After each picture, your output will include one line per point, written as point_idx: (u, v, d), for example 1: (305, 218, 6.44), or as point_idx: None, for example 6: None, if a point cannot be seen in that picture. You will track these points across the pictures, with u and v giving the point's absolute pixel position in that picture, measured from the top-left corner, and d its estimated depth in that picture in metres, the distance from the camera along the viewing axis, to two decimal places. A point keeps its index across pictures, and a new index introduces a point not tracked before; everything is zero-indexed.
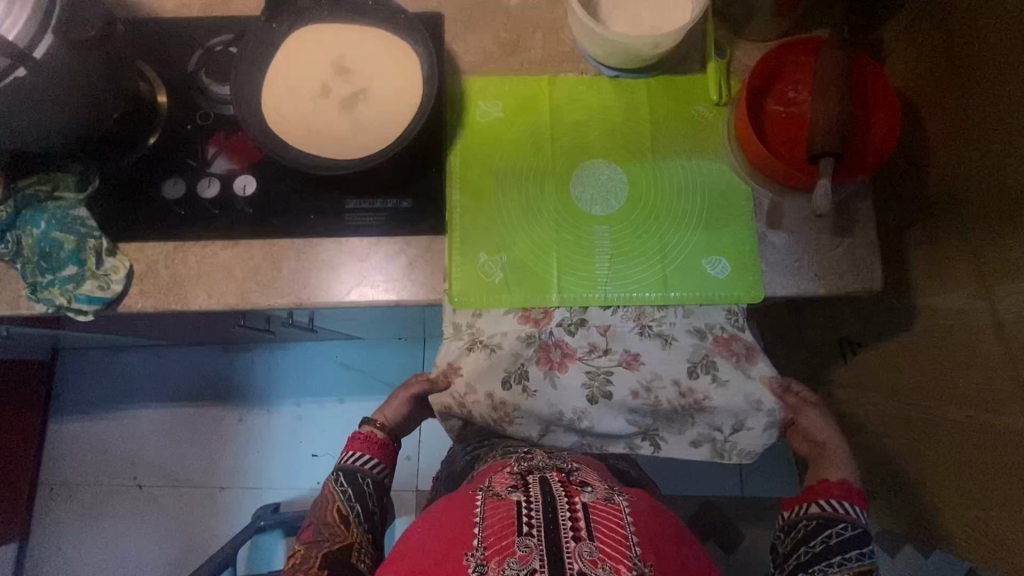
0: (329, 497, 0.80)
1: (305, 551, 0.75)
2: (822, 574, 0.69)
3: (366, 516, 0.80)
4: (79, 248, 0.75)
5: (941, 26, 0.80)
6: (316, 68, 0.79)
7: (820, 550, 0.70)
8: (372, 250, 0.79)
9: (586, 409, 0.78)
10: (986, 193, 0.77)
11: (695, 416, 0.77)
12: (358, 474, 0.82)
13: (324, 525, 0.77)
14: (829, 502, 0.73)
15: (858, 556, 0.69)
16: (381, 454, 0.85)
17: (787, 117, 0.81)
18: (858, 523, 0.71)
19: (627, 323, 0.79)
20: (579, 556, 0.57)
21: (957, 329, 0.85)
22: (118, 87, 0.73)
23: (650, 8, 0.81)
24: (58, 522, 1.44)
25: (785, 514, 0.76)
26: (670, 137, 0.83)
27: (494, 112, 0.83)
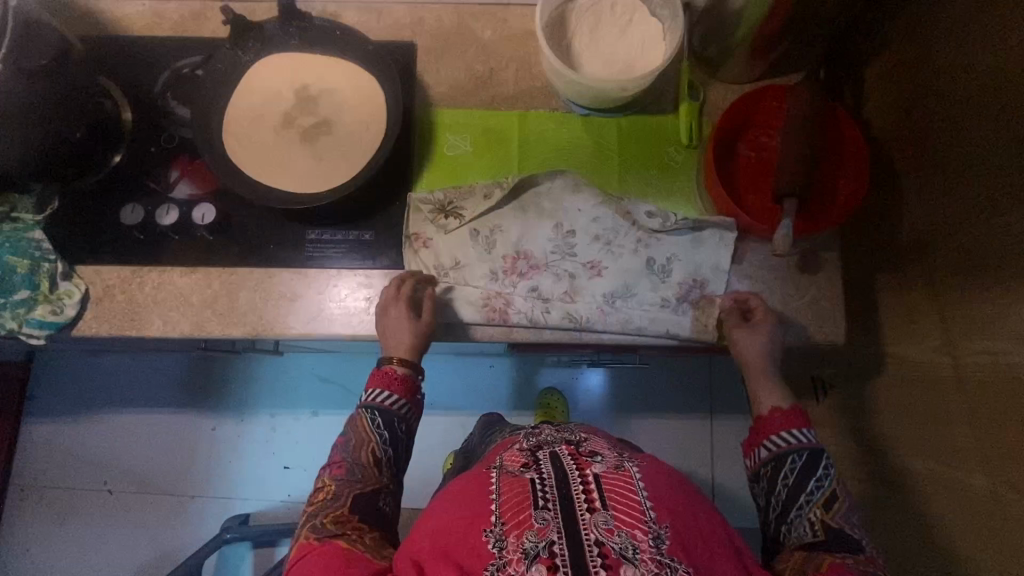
0: (362, 434, 0.71)
1: (337, 487, 0.68)
2: (800, 519, 0.64)
3: (397, 462, 0.71)
4: (32, 272, 0.74)
5: (911, 76, 0.80)
6: (282, 97, 0.78)
7: (785, 494, 0.66)
8: (332, 282, 0.78)
9: (566, 213, 0.79)
10: (955, 249, 0.75)
11: (660, 237, 0.79)
12: (392, 417, 0.71)
13: (357, 464, 0.69)
14: (776, 438, 0.69)
15: (818, 486, 0.65)
16: (412, 395, 0.73)
17: (757, 163, 0.80)
18: (811, 445, 0.67)
19: (590, 225, 0.79)
20: (595, 526, 0.56)
21: (919, 378, 0.83)
22: (79, 111, 0.73)
23: (621, 48, 0.80)
24: (23, 525, 1.41)
25: (746, 463, 0.71)
26: (640, 177, 0.82)
27: (462, 145, 0.82)
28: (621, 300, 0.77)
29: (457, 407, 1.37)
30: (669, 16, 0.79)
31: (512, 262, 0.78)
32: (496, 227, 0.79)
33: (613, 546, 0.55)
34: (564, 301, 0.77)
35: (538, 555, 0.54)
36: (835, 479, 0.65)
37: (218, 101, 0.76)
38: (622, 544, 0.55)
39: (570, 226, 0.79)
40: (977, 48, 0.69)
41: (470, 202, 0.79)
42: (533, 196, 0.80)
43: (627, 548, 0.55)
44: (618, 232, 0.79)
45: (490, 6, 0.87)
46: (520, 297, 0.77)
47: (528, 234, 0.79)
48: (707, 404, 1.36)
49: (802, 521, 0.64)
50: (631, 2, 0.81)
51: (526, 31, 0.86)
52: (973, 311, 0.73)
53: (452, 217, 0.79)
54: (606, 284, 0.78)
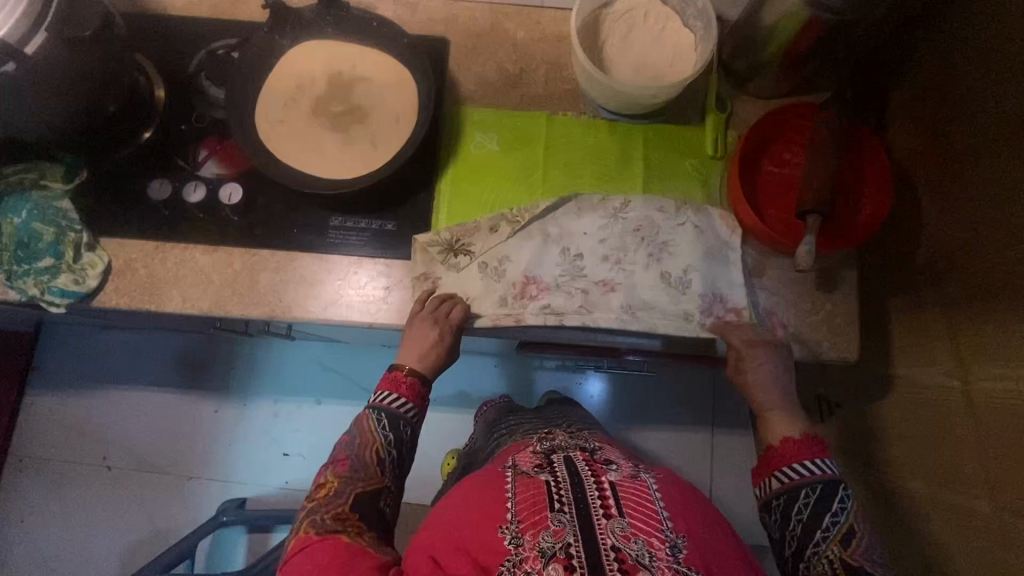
0: (368, 435, 0.71)
1: (340, 484, 0.67)
2: (818, 557, 0.63)
3: (400, 464, 0.72)
4: (59, 240, 0.75)
5: (937, 100, 0.80)
6: (314, 83, 0.79)
7: (800, 529, 0.65)
8: (353, 269, 0.79)
9: (569, 231, 0.79)
10: (976, 276, 0.75)
11: (671, 253, 0.78)
12: (399, 421, 0.72)
13: (360, 464, 0.69)
14: (791, 469, 0.68)
15: (834, 521, 0.64)
16: (417, 399, 0.74)
17: (781, 178, 0.81)
18: (828, 476, 0.67)
19: (596, 246, 0.79)
20: (611, 532, 0.57)
21: (929, 405, 0.83)
22: (114, 79, 0.72)
23: (653, 55, 0.81)
24: (20, 495, 1.41)
25: (757, 492, 0.71)
26: (664, 185, 0.82)
27: (490, 145, 0.83)
28: (640, 310, 0.76)
29: (459, 404, 1.36)
30: (702, 26, 0.80)
31: (522, 288, 0.77)
32: (505, 258, 0.78)
33: (630, 552, 0.55)
34: (580, 313, 0.76)
35: (554, 555, 0.55)
36: (850, 512, 0.65)
37: (252, 84, 0.78)
38: (639, 551, 0.56)
39: (577, 248, 0.79)
40: (1004, 83, 0.69)
41: (477, 237, 0.79)
42: (540, 225, 0.79)
43: (644, 556, 0.56)
44: (627, 251, 0.79)
45: (525, 7, 0.88)
46: (532, 315, 0.76)
47: (534, 260, 0.78)
48: (710, 418, 1.37)
49: (821, 561, 0.63)
50: (665, 11, 0.82)
51: (558, 34, 0.87)
52: (990, 340, 0.73)
53: (462, 256, 0.78)
54: (622, 298, 0.77)
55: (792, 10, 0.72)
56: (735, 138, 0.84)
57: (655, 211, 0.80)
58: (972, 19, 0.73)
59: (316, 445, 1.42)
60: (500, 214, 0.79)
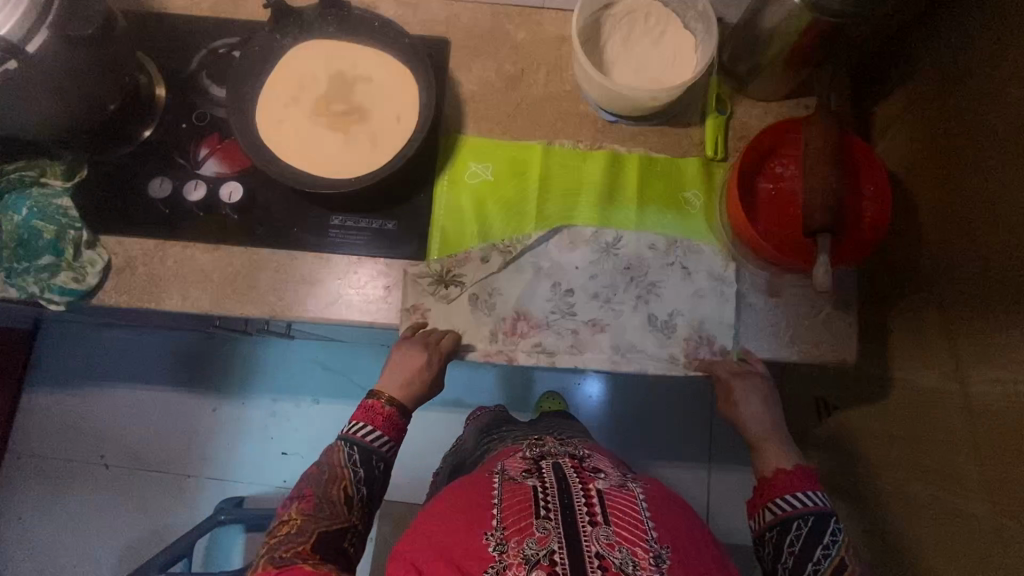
0: (337, 470, 0.72)
1: (303, 520, 0.69)
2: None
3: (370, 501, 0.73)
4: (59, 239, 0.74)
5: (937, 105, 0.80)
6: (315, 82, 0.79)
7: (792, 562, 0.68)
8: (353, 269, 0.79)
9: (560, 266, 0.80)
10: (973, 281, 0.75)
11: (659, 294, 0.79)
12: (372, 455, 0.74)
13: (326, 499, 0.71)
14: (783, 500, 0.71)
15: (824, 555, 0.67)
16: (395, 434, 0.76)
17: (778, 194, 0.78)
18: (817, 509, 0.69)
19: (586, 284, 0.79)
20: (596, 539, 0.57)
21: (925, 410, 0.84)
22: (116, 81, 0.74)
23: (654, 58, 0.81)
24: (18, 492, 1.40)
25: (750, 523, 0.74)
26: (657, 215, 0.81)
27: (485, 174, 0.82)
28: (628, 350, 0.77)
29: (455, 404, 1.36)
30: (703, 29, 0.81)
31: (512, 323, 0.78)
32: (496, 290, 0.79)
33: (614, 560, 0.56)
34: (571, 352, 0.77)
35: (538, 562, 0.55)
36: (841, 545, 0.67)
37: (254, 84, 0.78)
38: (623, 559, 0.56)
39: (568, 284, 0.79)
40: (1002, 89, 0.70)
41: (469, 268, 0.79)
42: (530, 259, 0.80)
43: (628, 564, 0.56)
44: (616, 290, 0.79)
45: (526, 8, 0.88)
46: (523, 353, 0.77)
47: (524, 298, 0.79)
48: (707, 421, 1.37)
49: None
50: (666, 13, 0.82)
51: (559, 35, 0.87)
52: (986, 346, 0.73)
53: (453, 287, 0.78)
54: (611, 339, 0.78)
55: (792, 14, 0.72)
56: (734, 141, 0.85)
57: (645, 249, 0.80)
58: (973, 22, 0.74)
59: (315, 444, 1.42)
60: (490, 245, 0.79)
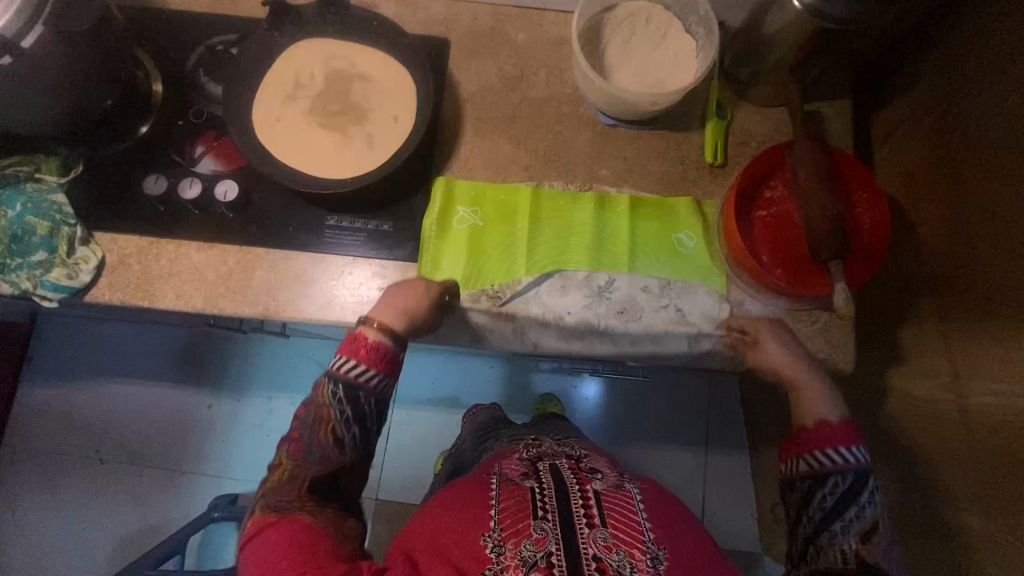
0: (323, 410, 0.65)
1: (295, 466, 0.64)
2: (832, 546, 0.62)
3: (365, 440, 0.67)
4: (52, 235, 0.74)
5: (940, 112, 0.79)
6: (313, 80, 0.79)
7: (821, 517, 0.63)
8: (348, 270, 0.78)
9: (550, 309, 0.77)
10: (973, 289, 0.74)
11: (653, 338, 0.77)
12: (360, 391, 0.66)
13: (315, 443, 0.64)
14: (823, 453, 0.65)
15: (859, 514, 0.62)
16: (386, 366, 0.68)
17: (772, 217, 0.79)
18: (858, 468, 0.64)
19: (581, 329, 0.77)
20: (594, 541, 0.56)
21: (922, 415, 0.83)
22: (114, 77, 0.73)
23: (654, 61, 0.81)
24: (12, 487, 1.40)
25: (781, 469, 0.68)
26: (651, 258, 0.80)
27: (472, 218, 0.80)
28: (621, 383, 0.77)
29: (451, 403, 1.36)
30: (704, 33, 0.80)
31: None
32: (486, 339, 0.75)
33: (611, 563, 0.55)
34: None
35: (536, 563, 0.54)
36: (876, 508, 0.63)
37: (252, 82, 0.77)
38: (619, 562, 0.56)
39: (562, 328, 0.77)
40: (1003, 98, 0.69)
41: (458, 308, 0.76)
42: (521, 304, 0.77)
43: (625, 566, 0.55)
44: (610, 335, 0.77)
45: (527, 8, 0.87)
46: None
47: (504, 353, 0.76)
48: (702, 423, 1.37)
49: (834, 549, 0.61)
50: (668, 16, 0.82)
51: (559, 37, 0.87)
52: (983, 356, 0.73)
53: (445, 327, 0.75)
54: None
55: (794, 19, 0.72)
56: (734, 146, 0.84)
57: (639, 291, 0.78)
58: (979, 28, 0.73)
59: None
60: (479, 289, 0.77)
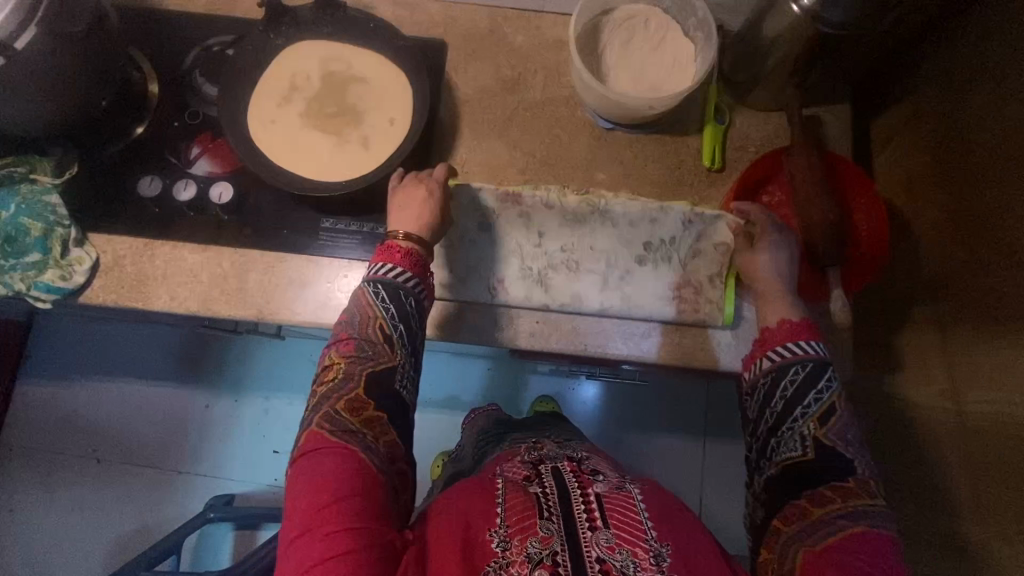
0: (367, 311, 0.65)
1: (348, 366, 0.63)
2: (792, 433, 0.63)
3: (411, 339, 0.66)
4: (46, 236, 0.74)
5: (940, 118, 0.79)
6: (309, 82, 0.78)
7: (782, 406, 0.65)
8: (342, 273, 0.78)
9: (544, 311, 0.78)
10: (974, 294, 0.73)
11: (659, 259, 0.78)
12: (400, 291, 0.66)
13: (365, 342, 0.64)
14: (781, 349, 0.67)
15: (816, 399, 0.64)
16: (422, 272, 0.68)
17: None
18: (814, 359, 0.65)
19: (585, 271, 0.78)
20: (596, 544, 0.55)
21: (921, 423, 0.82)
22: (109, 76, 0.73)
23: (652, 65, 0.80)
24: (9, 486, 1.40)
25: (744, 376, 0.70)
26: (652, 194, 0.82)
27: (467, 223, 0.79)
28: (628, 286, 0.78)
29: (448, 404, 1.36)
30: (703, 37, 0.80)
31: None
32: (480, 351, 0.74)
33: (614, 563, 0.54)
34: None
35: (541, 561, 0.53)
36: (834, 392, 0.64)
37: (247, 83, 0.77)
38: (623, 562, 0.54)
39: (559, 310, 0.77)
40: (1005, 103, 0.68)
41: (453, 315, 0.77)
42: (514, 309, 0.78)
43: (628, 566, 0.54)
44: (616, 262, 0.78)
45: (525, 10, 0.87)
46: None
47: (503, 262, 0.78)
48: (701, 426, 1.36)
49: (794, 436, 0.63)
50: (666, 20, 0.81)
51: (558, 39, 0.86)
52: (982, 365, 0.72)
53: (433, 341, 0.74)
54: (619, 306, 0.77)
55: (793, 23, 0.71)
56: (733, 150, 0.84)
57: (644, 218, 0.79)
58: (978, 33, 0.72)
59: None
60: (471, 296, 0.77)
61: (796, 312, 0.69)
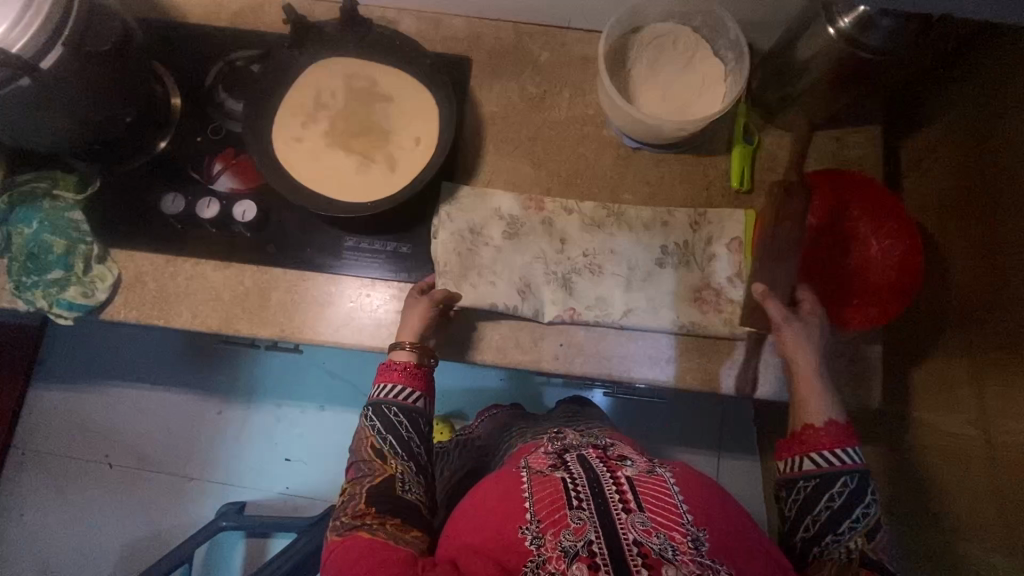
0: (362, 438, 0.68)
1: (352, 487, 0.65)
2: (837, 545, 0.61)
3: (408, 444, 0.67)
4: (69, 253, 0.73)
5: (975, 134, 0.77)
6: (334, 99, 0.77)
7: (826, 517, 0.62)
8: (364, 293, 0.77)
9: (569, 329, 0.77)
10: (1003, 310, 0.71)
11: (682, 266, 0.79)
12: (385, 406, 0.69)
13: (361, 463, 0.67)
14: (824, 456, 0.64)
15: (864, 513, 0.61)
16: (407, 377, 0.70)
17: (799, 248, 0.80)
18: (856, 468, 0.63)
19: (609, 279, 0.78)
20: (632, 527, 0.53)
21: (944, 449, 0.80)
22: (132, 93, 0.72)
23: (681, 84, 0.79)
24: (21, 490, 1.40)
25: (781, 469, 0.67)
26: (676, 197, 0.82)
27: (490, 242, 0.79)
28: (651, 287, 0.78)
29: (462, 416, 1.33)
30: (733, 57, 0.78)
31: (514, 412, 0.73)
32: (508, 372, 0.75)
33: (653, 547, 0.52)
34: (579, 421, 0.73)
35: (577, 554, 0.51)
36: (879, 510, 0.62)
37: (272, 99, 0.76)
38: (661, 545, 0.52)
39: (584, 319, 0.77)
40: None
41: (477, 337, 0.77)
42: (541, 330, 0.77)
43: (667, 550, 0.52)
44: (637, 269, 0.79)
45: (550, 26, 0.86)
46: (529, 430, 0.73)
47: (526, 267, 0.78)
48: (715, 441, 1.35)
49: (839, 548, 0.60)
50: (695, 37, 0.80)
51: (584, 57, 0.85)
52: (1013, 388, 0.69)
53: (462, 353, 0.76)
54: (642, 314, 0.77)
55: (829, 46, 0.70)
56: (761, 172, 0.82)
57: (662, 223, 0.80)
58: (1013, 54, 0.71)
59: (319, 451, 1.42)
60: (494, 318, 0.77)
61: (840, 412, 0.67)
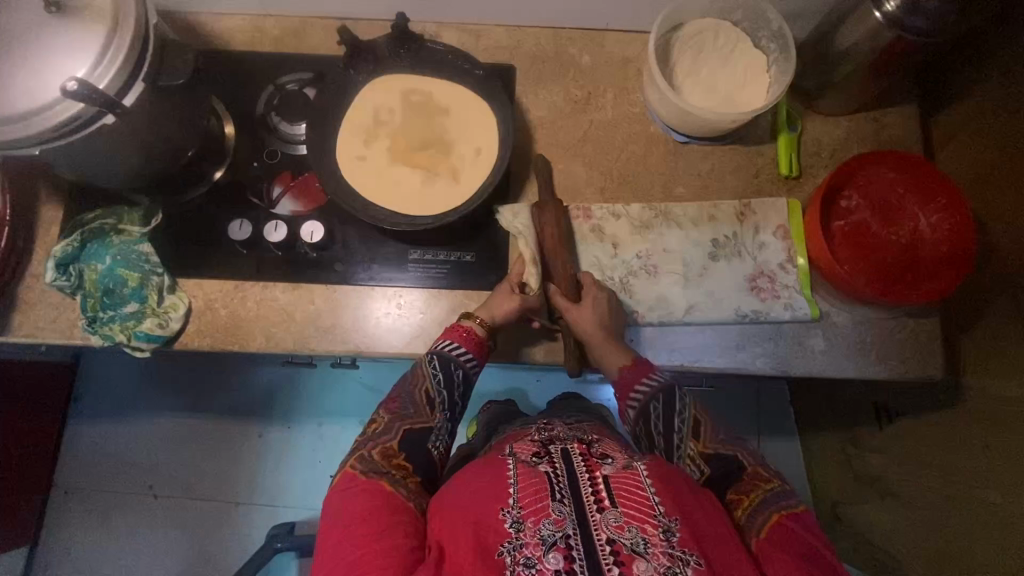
0: (418, 373, 0.73)
1: (390, 419, 0.71)
2: (685, 462, 0.69)
3: (449, 406, 0.74)
4: (142, 286, 0.75)
5: (1013, 107, 0.79)
6: (392, 115, 0.79)
7: (664, 444, 0.70)
8: (432, 305, 0.78)
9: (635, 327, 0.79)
10: None
11: (738, 255, 0.81)
12: (453, 364, 0.72)
13: (409, 399, 0.72)
14: (635, 396, 0.72)
15: (682, 421, 0.70)
16: (480, 352, 0.73)
17: (851, 229, 0.82)
18: (661, 386, 0.72)
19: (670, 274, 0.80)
20: (605, 525, 0.54)
21: (1005, 413, 0.82)
22: (193, 123, 0.73)
23: (726, 77, 0.81)
24: (68, 527, 1.39)
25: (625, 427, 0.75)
26: (727, 189, 0.84)
27: None
28: (708, 281, 0.80)
29: None
30: (777, 48, 0.80)
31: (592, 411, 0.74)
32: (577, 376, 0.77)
33: (625, 542, 0.53)
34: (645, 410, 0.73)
35: (554, 544, 0.52)
36: (692, 409, 0.71)
37: (330, 120, 0.77)
38: (633, 539, 0.53)
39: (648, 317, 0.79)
40: None
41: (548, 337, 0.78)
42: None
43: (639, 543, 0.53)
44: (693, 264, 0.80)
45: (590, 30, 0.88)
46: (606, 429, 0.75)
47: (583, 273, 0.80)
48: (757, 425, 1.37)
49: (687, 464, 0.68)
50: (736, 32, 0.82)
51: (625, 57, 0.87)
52: None
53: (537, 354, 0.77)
54: (704, 309, 0.79)
55: (874, 31, 0.72)
56: (807, 158, 0.85)
57: (711, 216, 0.82)
58: None
59: None
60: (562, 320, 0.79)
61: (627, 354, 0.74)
